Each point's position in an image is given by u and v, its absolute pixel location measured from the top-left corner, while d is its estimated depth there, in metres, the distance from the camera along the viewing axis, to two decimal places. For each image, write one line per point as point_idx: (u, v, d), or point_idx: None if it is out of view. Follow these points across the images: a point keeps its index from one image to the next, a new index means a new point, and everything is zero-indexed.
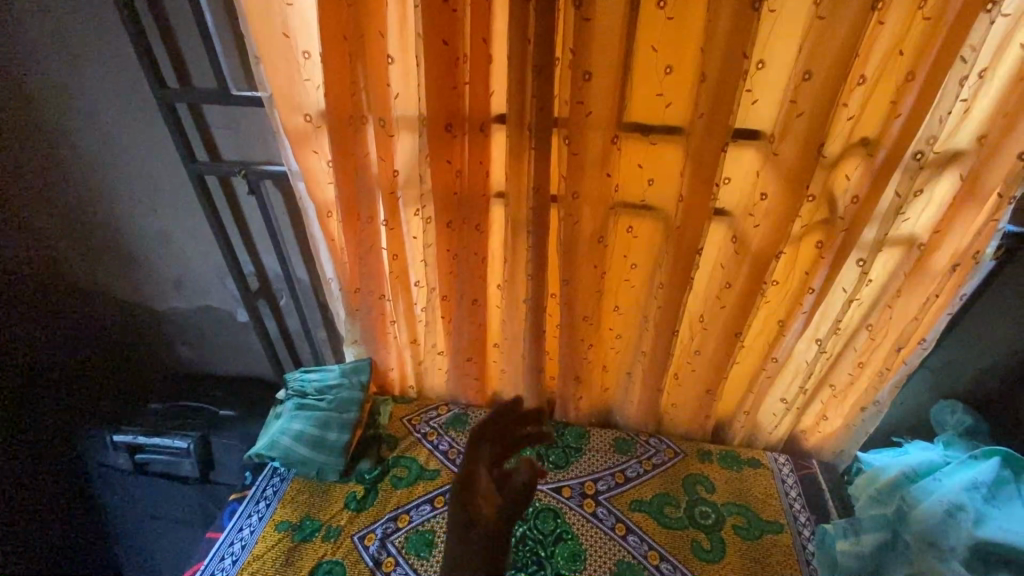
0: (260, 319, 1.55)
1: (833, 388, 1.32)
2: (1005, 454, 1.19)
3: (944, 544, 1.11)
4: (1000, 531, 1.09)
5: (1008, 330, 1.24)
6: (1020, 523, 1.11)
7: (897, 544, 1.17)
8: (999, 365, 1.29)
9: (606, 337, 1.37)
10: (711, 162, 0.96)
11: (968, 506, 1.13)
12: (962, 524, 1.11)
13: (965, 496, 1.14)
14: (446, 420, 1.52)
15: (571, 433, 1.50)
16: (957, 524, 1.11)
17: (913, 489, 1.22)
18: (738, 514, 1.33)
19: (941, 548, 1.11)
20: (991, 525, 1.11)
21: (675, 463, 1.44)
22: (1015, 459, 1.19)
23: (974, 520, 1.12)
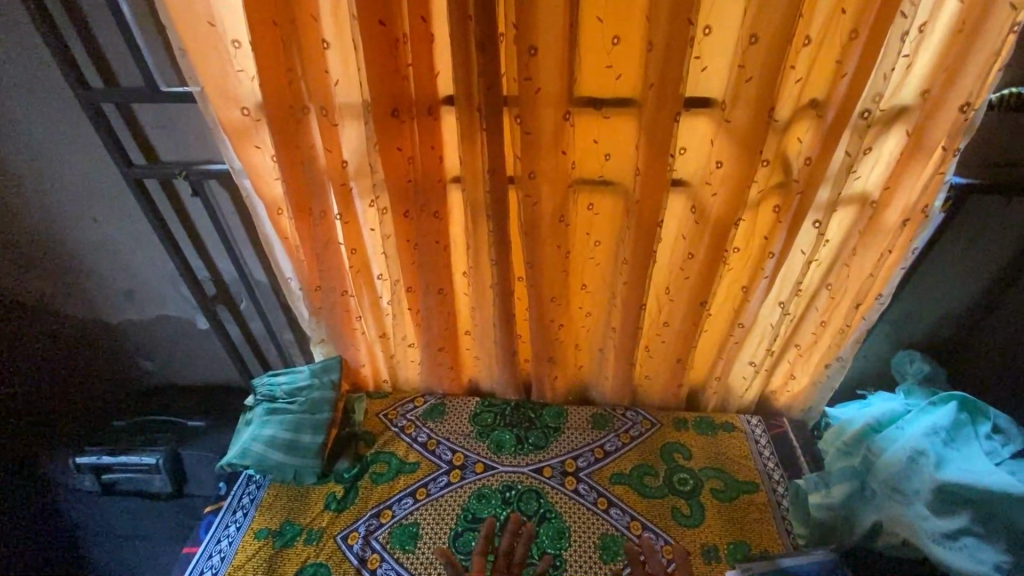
0: (220, 325, 1.50)
1: (799, 348, 1.35)
2: (961, 398, 1.24)
3: (908, 488, 1.16)
4: (959, 471, 1.12)
5: (958, 279, 1.29)
6: (978, 462, 1.14)
7: (866, 493, 1.22)
8: (951, 313, 1.34)
9: (575, 316, 1.37)
10: (665, 133, 0.95)
11: (929, 450, 1.17)
12: (923, 468, 1.16)
13: (925, 442, 1.19)
14: (423, 411, 1.51)
15: (549, 413, 1.51)
16: (919, 469, 1.16)
17: (877, 439, 1.26)
18: (715, 478, 1.36)
19: (905, 493, 1.16)
20: (951, 467, 1.14)
21: (652, 434, 1.47)
22: (972, 402, 1.24)
23: (935, 462, 1.15)
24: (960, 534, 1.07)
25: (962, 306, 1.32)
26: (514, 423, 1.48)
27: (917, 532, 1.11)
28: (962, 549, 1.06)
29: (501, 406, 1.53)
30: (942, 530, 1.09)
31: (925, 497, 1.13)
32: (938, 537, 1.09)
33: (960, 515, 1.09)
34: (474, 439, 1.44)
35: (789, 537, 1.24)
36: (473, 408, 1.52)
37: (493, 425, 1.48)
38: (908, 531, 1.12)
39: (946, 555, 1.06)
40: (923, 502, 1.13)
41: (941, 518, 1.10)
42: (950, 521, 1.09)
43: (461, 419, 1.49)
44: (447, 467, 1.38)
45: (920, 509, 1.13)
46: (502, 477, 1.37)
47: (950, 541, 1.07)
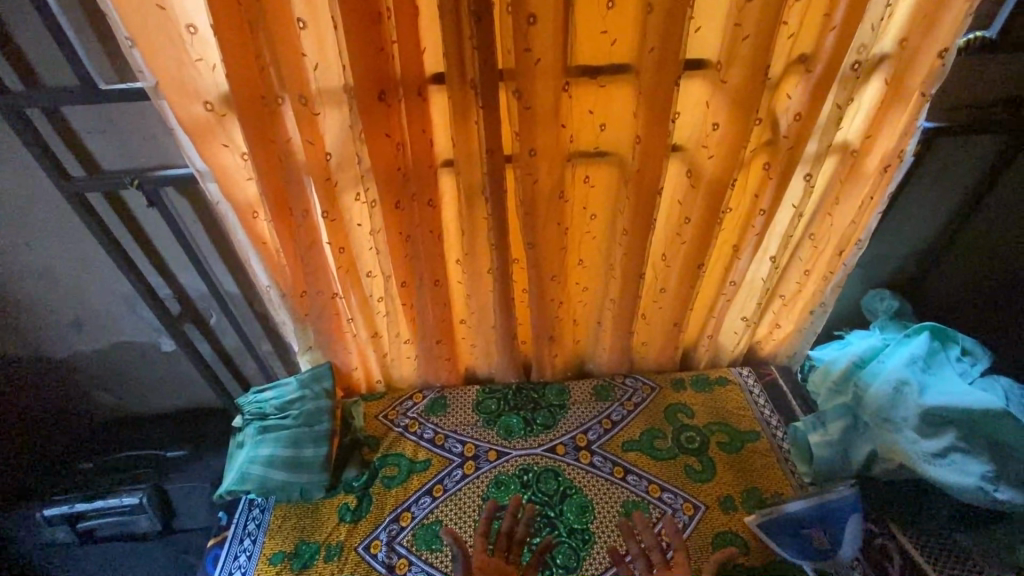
0: (190, 346, 1.37)
1: (784, 298, 1.41)
2: (932, 327, 1.34)
3: (897, 417, 1.24)
4: (941, 395, 1.22)
5: (919, 218, 1.38)
6: (954, 384, 1.24)
7: (858, 426, 1.30)
8: (914, 250, 1.44)
9: (573, 292, 1.35)
10: (665, 97, 0.93)
11: (911, 379, 1.26)
12: (908, 397, 1.24)
13: (906, 372, 1.28)
14: (424, 407, 1.47)
15: (552, 391, 1.51)
16: (904, 397, 1.25)
17: (863, 375, 1.34)
18: (719, 431, 1.41)
19: (895, 422, 1.24)
20: (933, 392, 1.23)
21: (654, 398, 1.50)
22: (940, 329, 1.34)
23: (918, 390, 1.25)
24: (948, 452, 1.17)
25: (923, 242, 1.42)
26: (520, 406, 1.47)
27: (910, 455, 1.20)
28: (951, 465, 1.16)
29: (503, 390, 1.51)
30: (932, 450, 1.18)
31: (914, 424, 1.22)
32: (928, 457, 1.18)
33: (945, 434, 1.19)
34: (481, 427, 1.42)
35: (795, 477, 1.31)
36: (476, 396, 1.50)
37: (498, 411, 1.46)
38: (903, 456, 1.21)
39: (938, 473, 1.16)
40: (911, 428, 1.22)
41: (930, 440, 1.19)
42: (939, 442, 1.18)
43: (465, 410, 1.46)
44: (460, 460, 1.35)
45: (909, 434, 1.22)
46: (517, 461, 1.35)
47: (940, 460, 1.17)
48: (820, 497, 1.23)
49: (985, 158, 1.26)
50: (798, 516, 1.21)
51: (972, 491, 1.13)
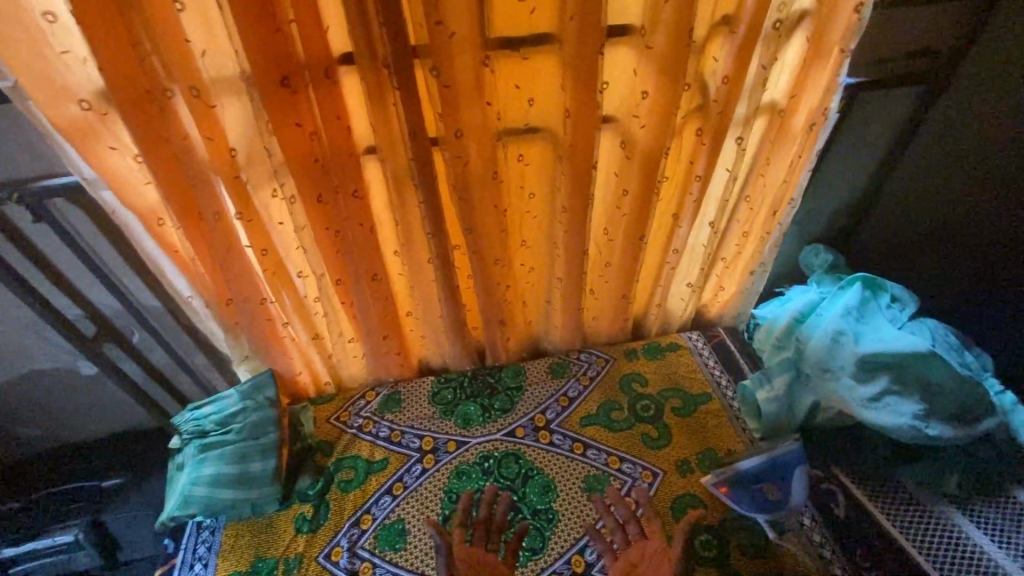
0: (113, 367, 1.26)
1: (725, 261, 1.44)
2: (863, 278, 1.40)
3: (835, 366, 1.30)
4: (873, 343, 1.28)
5: (844, 173, 1.43)
6: (885, 330, 1.31)
7: (801, 378, 1.35)
8: (843, 203, 1.49)
9: (519, 273, 1.33)
10: (591, 67, 0.89)
11: (847, 329, 1.32)
12: (845, 346, 1.30)
13: (842, 322, 1.33)
14: (378, 404, 1.43)
15: (508, 374, 1.49)
16: (841, 347, 1.30)
17: (803, 329, 1.39)
18: (672, 397, 1.44)
19: (833, 371, 1.30)
20: (867, 339, 1.29)
21: (609, 370, 1.52)
22: (871, 279, 1.40)
23: (852, 339, 1.30)
24: (881, 395, 1.24)
25: (851, 196, 1.47)
26: (476, 393, 1.45)
27: (848, 402, 1.26)
28: (886, 407, 1.23)
29: (458, 378, 1.48)
30: (867, 395, 1.24)
31: (851, 372, 1.28)
32: (864, 401, 1.25)
33: (879, 379, 1.25)
34: (438, 419, 1.39)
35: (746, 434, 1.36)
36: (431, 387, 1.46)
37: (455, 400, 1.43)
38: (841, 403, 1.28)
39: (873, 416, 1.22)
40: (848, 375, 1.28)
41: (865, 385, 1.26)
42: (873, 386, 1.25)
43: (420, 403, 1.43)
44: (418, 454, 1.32)
45: (846, 381, 1.28)
46: (477, 449, 1.33)
47: (874, 403, 1.24)
48: (768, 454, 1.29)
49: (902, 111, 1.31)
50: (749, 474, 1.25)
51: (905, 430, 1.20)
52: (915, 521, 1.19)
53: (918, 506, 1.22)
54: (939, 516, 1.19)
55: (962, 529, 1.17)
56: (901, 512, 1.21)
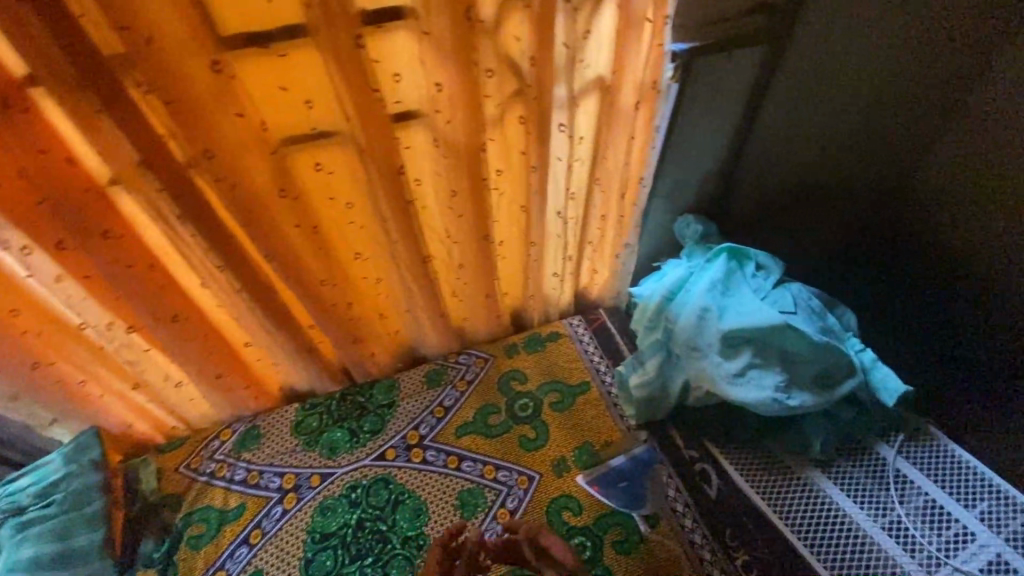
0: None
1: (592, 245, 1.37)
2: (729, 249, 1.37)
3: (702, 344, 1.26)
4: (735, 317, 1.25)
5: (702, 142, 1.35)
6: (749, 301, 1.28)
7: (672, 358, 1.32)
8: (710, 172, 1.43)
9: (366, 289, 1.19)
10: (353, 63, 0.77)
11: (712, 305, 1.28)
12: (710, 323, 1.27)
13: (708, 298, 1.29)
14: (233, 444, 1.30)
15: (379, 390, 1.39)
16: (707, 324, 1.27)
17: (673, 307, 1.35)
18: (552, 392, 1.39)
19: (700, 350, 1.27)
20: (731, 314, 1.26)
21: (488, 370, 1.44)
22: (737, 250, 1.37)
23: (716, 315, 1.27)
24: (746, 371, 1.22)
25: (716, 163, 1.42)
26: (344, 417, 1.34)
27: (715, 380, 1.24)
28: (750, 382, 1.21)
29: (325, 402, 1.37)
30: (732, 372, 1.22)
31: (717, 350, 1.25)
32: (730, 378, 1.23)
33: (742, 353, 1.23)
34: (301, 451, 1.28)
35: (622, 421, 1.34)
36: (294, 416, 1.35)
37: (320, 428, 1.33)
38: (709, 382, 1.25)
39: (739, 392, 1.20)
40: (714, 353, 1.25)
41: (730, 362, 1.23)
42: (737, 362, 1.22)
43: (281, 435, 1.31)
44: (278, 495, 1.22)
45: (712, 359, 1.25)
46: (343, 479, 1.24)
47: (742, 379, 1.22)
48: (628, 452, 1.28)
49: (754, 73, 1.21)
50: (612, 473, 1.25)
51: (767, 403, 1.19)
52: (785, 491, 1.20)
53: (789, 475, 1.22)
54: (807, 483, 1.21)
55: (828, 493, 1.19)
56: (772, 483, 1.21)
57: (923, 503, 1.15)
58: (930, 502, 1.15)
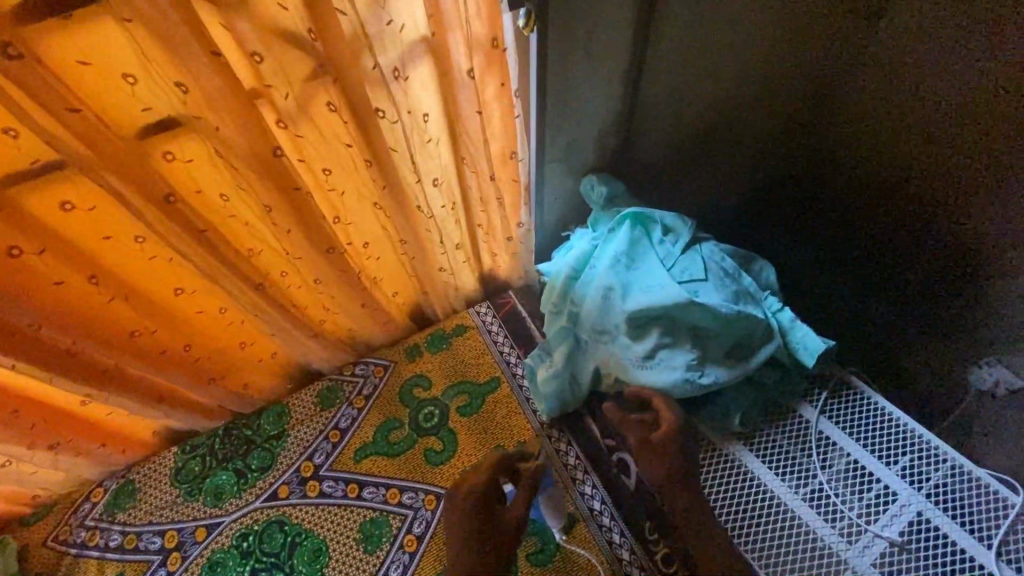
0: None
1: (481, 228, 1.20)
2: (634, 214, 1.19)
3: (609, 327, 1.13)
4: (639, 295, 1.11)
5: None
6: (656, 274, 1.13)
7: (581, 345, 1.18)
8: None
9: (209, 324, 1.02)
10: (29, 75, 0.58)
11: (616, 283, 1.13)
12: (614, 303, 1.12)
13: (611, 275, 1.13)
14: (106, 505, 1.17)
15: (267, 419, 1.26)
16: (611, 305, 1.12)
17: (576, 288, 1.19)
18: (458, 395, 1.27)
19: (605, 334, 1.13)
20: (636, 291, 1.11)
21: (388, 380, 1.31)
22: (643, 215, 1.19)
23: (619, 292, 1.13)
24: (653, 351, 1.09)
25: None
26: (229, 456, 1.21)
27: (622, 365, 1.12)
28: (660, 364, 1.08)
29: (207, 441, 1.23)
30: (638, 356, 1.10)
31: (620, 333, 1.11)
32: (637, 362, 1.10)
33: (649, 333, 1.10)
34: (183, 503, 1.16)
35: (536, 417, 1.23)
36: (173, 463, 1.21)
37: (203, 473, 1.19)
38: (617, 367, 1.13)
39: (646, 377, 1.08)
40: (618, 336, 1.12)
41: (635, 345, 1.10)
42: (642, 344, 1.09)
43: (159, 487, 1.18)
44: (161, 556, 1.11)
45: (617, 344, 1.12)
46: (232, 528, 1.13)
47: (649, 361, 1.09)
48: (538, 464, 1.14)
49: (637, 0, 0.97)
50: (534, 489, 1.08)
51: (679, 386, 1.06)
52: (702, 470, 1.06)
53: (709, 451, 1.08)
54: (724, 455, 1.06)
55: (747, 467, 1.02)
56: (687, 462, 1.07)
57: (846, 466, 0.98)
58: (854, 464, 0.98)
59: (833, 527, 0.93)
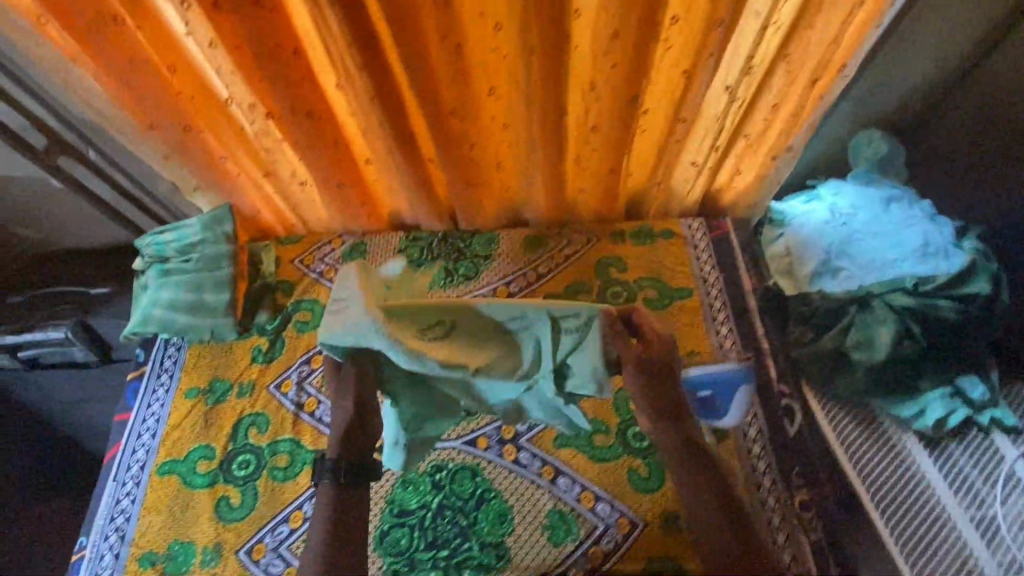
0: (76, 184, 1.26)
1: (747, 139, 1.18)
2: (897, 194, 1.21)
3: (867, 270, 1.16)
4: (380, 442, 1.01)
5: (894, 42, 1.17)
6: (926, 261, 1.13)
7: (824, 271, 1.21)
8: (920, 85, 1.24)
9: (491, 132, 1.13)
10: None
11: (894, 249, 1.16)
12: (883, 261, 1.16)
13: (884, 241, 1.17)
14: (341, 254, 1.39)
15: (479, 241, 1.40)
16: (880, 261, 1.16)
17: (834, 234, 1.21)
18: (649, 287, 1.32)
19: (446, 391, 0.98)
20: (907, 267, 1.13)
21: (589, 251, 1.38)
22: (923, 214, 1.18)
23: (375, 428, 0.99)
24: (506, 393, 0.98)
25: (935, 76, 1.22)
26: (442, 256, 1.38)
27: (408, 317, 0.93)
28: (886, 314, 1.11)
29: (428, 238, 1.41)
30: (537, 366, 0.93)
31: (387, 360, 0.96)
32: (906, 294, 1.11)
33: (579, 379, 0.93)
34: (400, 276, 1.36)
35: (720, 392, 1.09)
36: (398, 244, 1.41)
37: (420, 260, 1.38)
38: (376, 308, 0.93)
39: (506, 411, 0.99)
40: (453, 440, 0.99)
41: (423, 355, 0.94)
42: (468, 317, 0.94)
43: (385, 257, 1.39)
44: None
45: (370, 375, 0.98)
46: None
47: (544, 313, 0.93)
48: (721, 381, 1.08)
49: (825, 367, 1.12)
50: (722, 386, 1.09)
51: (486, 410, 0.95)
52: (868, 448, 1.14)
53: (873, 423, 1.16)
54: (896, 445, 1.14)
55: (917, 463, 1.11)
56: (851, 430, 1.16)
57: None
58: None
59: (985, 549, 1.01)
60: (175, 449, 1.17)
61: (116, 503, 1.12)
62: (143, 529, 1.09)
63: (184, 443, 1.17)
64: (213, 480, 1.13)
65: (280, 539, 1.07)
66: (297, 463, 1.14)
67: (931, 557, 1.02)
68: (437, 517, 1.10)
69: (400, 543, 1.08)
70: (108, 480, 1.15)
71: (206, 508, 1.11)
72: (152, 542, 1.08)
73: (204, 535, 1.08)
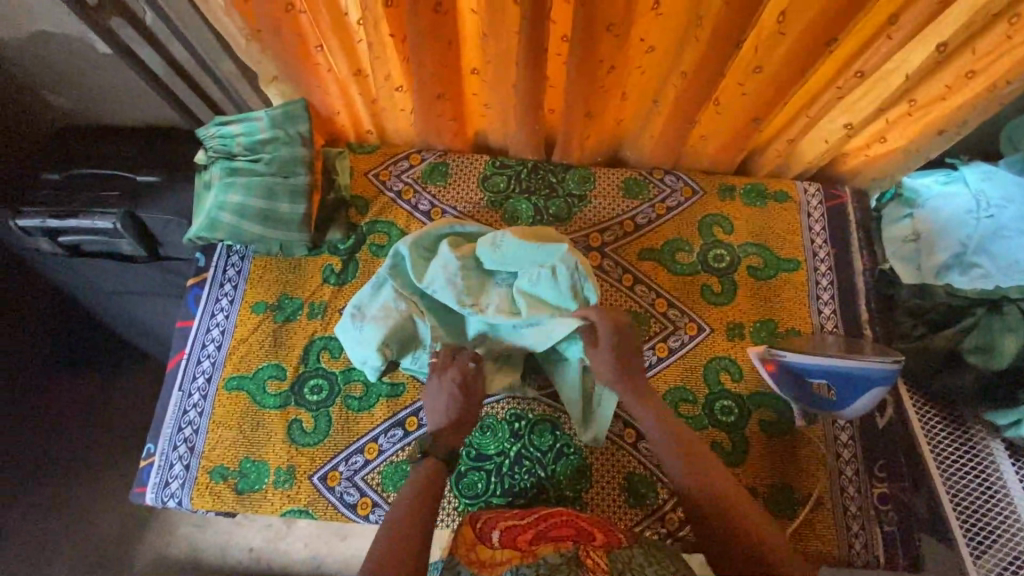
0: (127, 53, 1.07)
1: (913, 106, 1.02)
2: None
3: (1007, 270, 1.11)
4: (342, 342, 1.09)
5: None
6: None
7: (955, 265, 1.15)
8: None
9: (631, 54, 0.97)
10: None
11: None
12: None
13: None
14: (421, 172, 1.24)
15: (573, 177, 1.25)
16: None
17: (973, 227, 1.14)
18: (756, 255, 1.20)
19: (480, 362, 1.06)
20: None
21: (693, 204, 1.24)
22: None
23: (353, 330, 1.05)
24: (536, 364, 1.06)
25: None
26: (532, 190, 1.24)
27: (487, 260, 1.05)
28: (1008, 320, 1.09)
29: (516, 167, 1.25)
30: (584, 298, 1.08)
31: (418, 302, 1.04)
32: None
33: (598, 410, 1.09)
34: (484, 207, 1.22)
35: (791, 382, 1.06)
36: (482, 168, 1.25)
37: (506, 193, 1.23)
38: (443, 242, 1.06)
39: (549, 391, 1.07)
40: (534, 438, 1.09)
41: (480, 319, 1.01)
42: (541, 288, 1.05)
43: (467, 183, 1.24)
44: None
45: (384, 301, 1.05)
46: None
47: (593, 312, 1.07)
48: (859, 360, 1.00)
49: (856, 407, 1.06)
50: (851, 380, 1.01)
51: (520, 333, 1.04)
52: (952, 448, 1.12)
53: (959, 424, 1.13)
54: (981, 449, 1.11)
55: (1000, 470, 1.10)
56: (937, 427, 1.13)
57: None
58: None
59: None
60: (244, 363, 1.11)
61: (183, 413, 1.08)
62: (213, 442, 1.06)
63: (252, 359, 1.11)
64: (285, 402, 1.09)
65: (355, 468, 1.05)
66: (372, 394, 1.10)
67: (996, 558, 1.05)
68: (515, 466, 1.08)
69: (477, 486, 1.07)
70: (173, 390, 1.10)
71: (279, 429, 1.07)
72: (224, 456, 1.06)
73: (277, 456, 1.06)
